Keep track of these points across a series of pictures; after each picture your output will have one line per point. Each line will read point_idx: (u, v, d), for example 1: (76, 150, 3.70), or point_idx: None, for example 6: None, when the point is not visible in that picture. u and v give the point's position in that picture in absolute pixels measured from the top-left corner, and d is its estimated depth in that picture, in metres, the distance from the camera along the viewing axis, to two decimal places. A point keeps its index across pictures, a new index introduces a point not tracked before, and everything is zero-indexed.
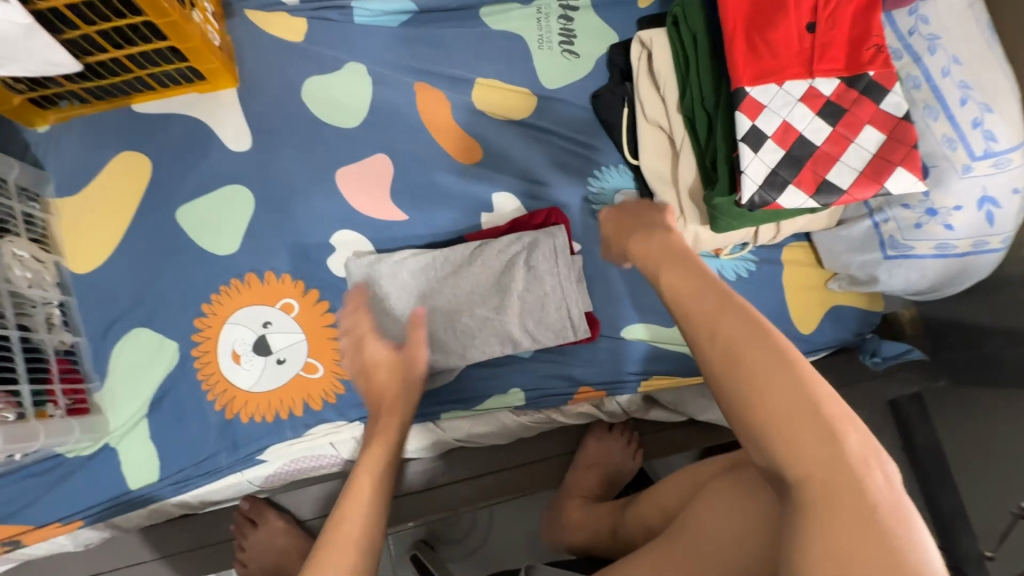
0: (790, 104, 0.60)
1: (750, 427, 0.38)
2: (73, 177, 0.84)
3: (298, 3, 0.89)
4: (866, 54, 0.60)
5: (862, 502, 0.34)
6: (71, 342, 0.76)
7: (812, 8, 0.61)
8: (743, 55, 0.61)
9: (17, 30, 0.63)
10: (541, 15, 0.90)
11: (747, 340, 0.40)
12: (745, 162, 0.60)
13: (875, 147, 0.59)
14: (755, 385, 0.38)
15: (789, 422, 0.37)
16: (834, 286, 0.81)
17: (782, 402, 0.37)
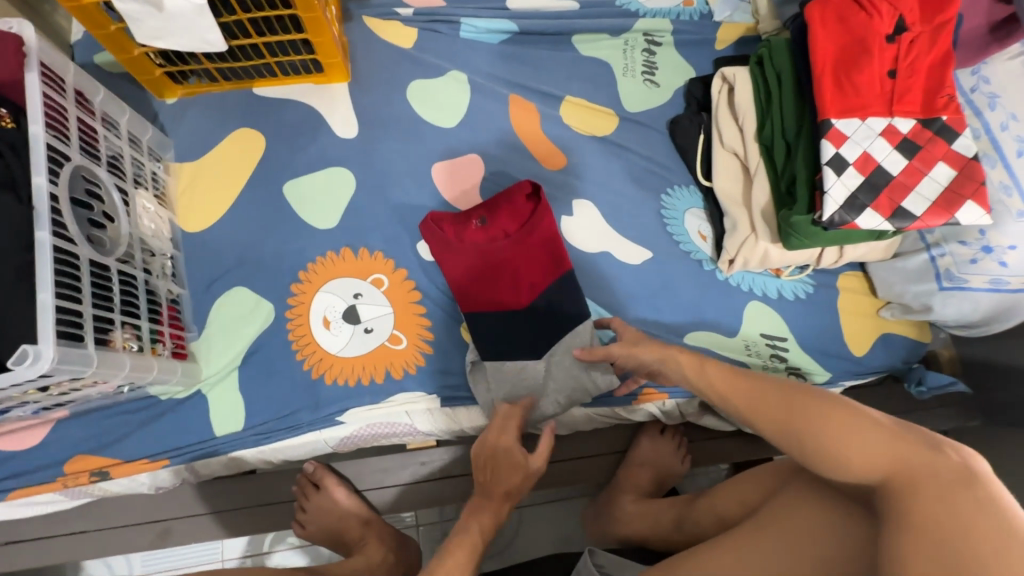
0: (871, 137, 0.67)
1: (822, 451, 0.52)
2: (192, 146, 0.91)
3: (411, 15, 0.99)
4: (939, 101, 0.68)
5: (946, 477, 0.45)
6: (177, 292, 0.82)
7: (893, 57, 0.69)
8: (832, 91, 0.69)
9: (189, 8, 0.71)
10: (627, 47, 1.00)
11: (795, 398, 0.56)
12: (829, 184, 0.67)
13: (947, 181, 0.66)
14: (815, 422, 0.53)
15: (854, 435, 0.50)
16: (886, 314, 0.87)
17: (851, 436, 0.51)
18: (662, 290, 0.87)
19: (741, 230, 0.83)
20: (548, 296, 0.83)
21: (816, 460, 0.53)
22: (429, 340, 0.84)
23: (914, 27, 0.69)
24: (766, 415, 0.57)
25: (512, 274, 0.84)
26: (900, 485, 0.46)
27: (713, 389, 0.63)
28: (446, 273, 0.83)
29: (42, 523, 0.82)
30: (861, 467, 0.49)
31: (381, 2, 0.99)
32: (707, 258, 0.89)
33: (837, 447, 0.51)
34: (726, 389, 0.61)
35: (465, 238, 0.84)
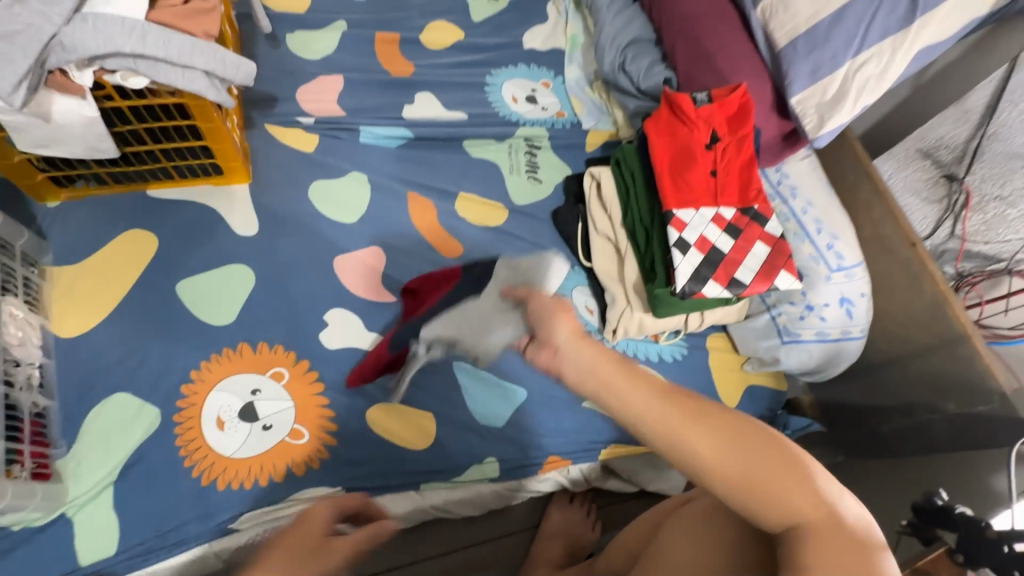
0: (705, 222, 0.83)
1: (761, 501, 0.48)
2: (74, 249, 0.89)
3: (312, 123, 1.07)
4: (751, 193, 0.86)
5: (852, 538, 0.47)
6: (44, 405, 0.76)
7: (713, 160, 0.87)
8: (671, 189, 0.84)
9: (81, 120, 0.73)
10: (511, 150, 1.14)
11: (752, 444, 0.49)
12: (677, 262, 0.81)
13: (765, 256, 0.82)
14: (783, 478, 0.48)
15: (798, 488, 0.48)
16: (748, 367, 0.99)
17: (793, 490, 0.48)
18: None
19: (618, 302, 0.94)
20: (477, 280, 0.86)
21: (750, 502, 0.48)
22: (333, 431, 0.83)
23: (726, 136, 0.87)
24: (732, 456, 0.48)
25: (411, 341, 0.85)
26: (817, 543, 0.47)
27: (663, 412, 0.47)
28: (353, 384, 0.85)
29: None
30: (796, 512, 0.48)
31: (283, 112, 1.07)
32: (595, 329, 0.99)
33: (773, 493, 0.48)
34: (681, 424, 0.47)
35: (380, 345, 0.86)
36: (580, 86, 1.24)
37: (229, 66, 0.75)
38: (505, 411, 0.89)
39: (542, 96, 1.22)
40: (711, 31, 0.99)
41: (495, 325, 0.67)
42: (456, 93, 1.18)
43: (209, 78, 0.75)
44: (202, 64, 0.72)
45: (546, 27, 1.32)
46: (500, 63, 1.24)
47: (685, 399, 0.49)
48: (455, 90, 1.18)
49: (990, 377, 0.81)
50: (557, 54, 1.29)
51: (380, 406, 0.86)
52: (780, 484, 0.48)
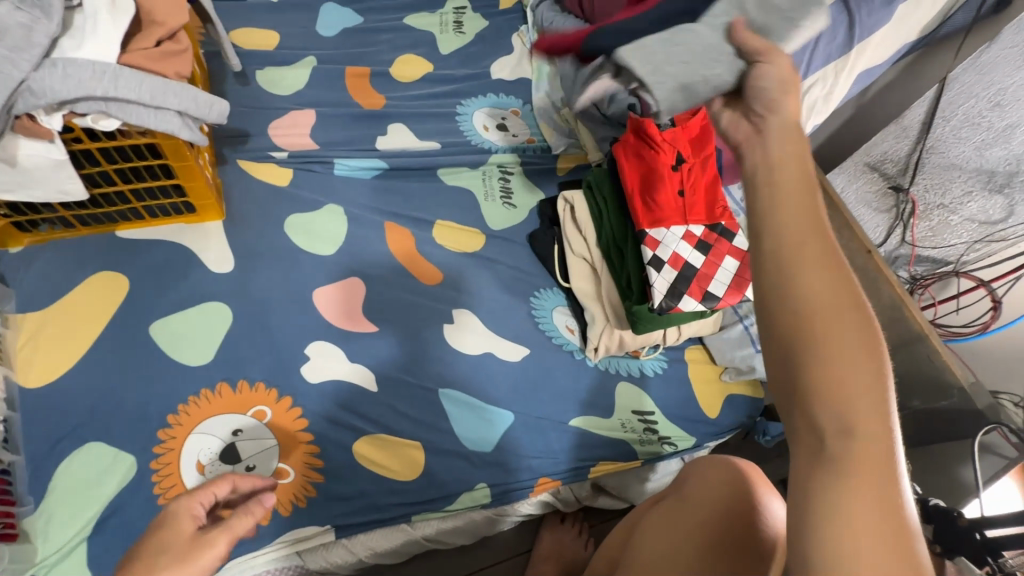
0: (676, 239, 0.87)
1: (833, 373, 0.40)
2: (38, 295, 0.86)
3: (285, 157, 1.07)
4: (718, 211, 0.91)
5: (885, 481, 0.39)
6: (8, 460, 0.73)
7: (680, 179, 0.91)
8: (645, 209, 0.89)
9: (48, 163, 0.72)
10: (485, 177, 1.17)
11: (857, 321, 0.41)
12: (653, 280, 0.85)
13: (734, 269, 0.87)
14: (862, 373, 0.40)
15: (871, 393, 0.40)
16: (726, 377, 1.02)
17: (869, 389, 0.40)
18: (543, 383, 0.95)
19: (598, 321, 0.97)
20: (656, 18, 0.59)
21: (823, 380, 0.40)
22: (318, 468, 0.81)
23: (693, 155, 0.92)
24: (833, 315, 0.41)
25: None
26: (847, 443, 0.40)
27: (803, 234, 0.43)
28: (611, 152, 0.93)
29: None
30: (857, 412, 0.39)
31: (255, 147, 1.07)
32: (577, 347, 1.00)
33: (847, 385, 0.40)
34: (804, 259, 0.42)
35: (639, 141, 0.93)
36: (548, 112, 1.28)
37: (202, 106, 0.76)
38: (493, 436, 0.89)
39: (512, 124, 1.26)
40: None
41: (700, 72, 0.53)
42: (427, 124, 1.20)
43: (183, 118, 0.75)
44: (176, 104, 0.73)
45: (512, 58, 1.37)
46: (469, 93, 1.28)
47: (836, 250, 0.43)
48: (426, 121, 1.21)
49: (946, 371, 0.87)
50: (524, 83, 1.34)
51: (366, 439, 0.84)
52: (861, 382, 0.40)
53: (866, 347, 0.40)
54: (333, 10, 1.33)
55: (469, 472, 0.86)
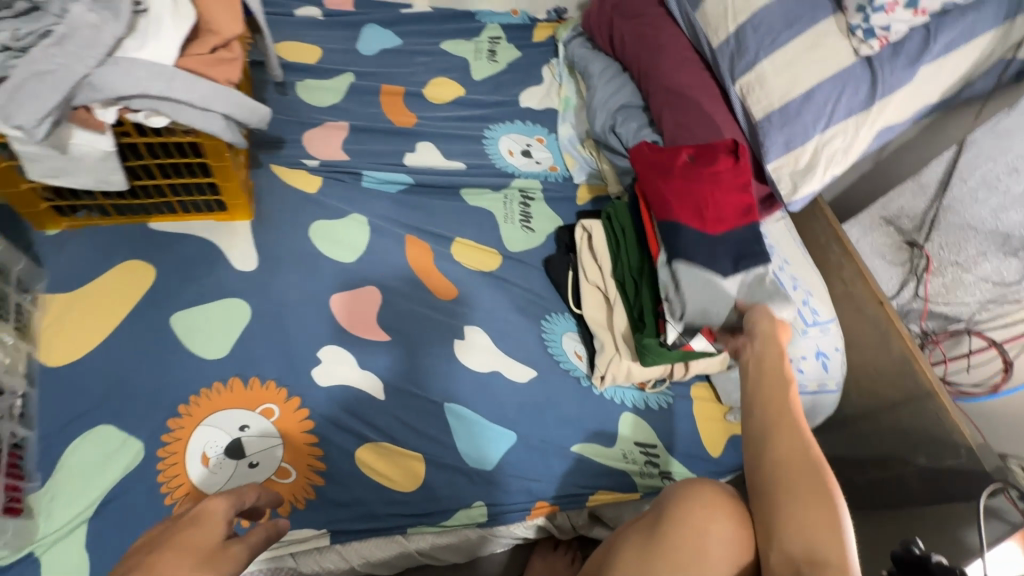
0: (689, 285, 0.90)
1: (789, 514, 0.60)
2: (70, 278, 0.89)
3: (317, 165, 1.11)
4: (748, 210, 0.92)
5: None
6: (22, 436, 0.75)
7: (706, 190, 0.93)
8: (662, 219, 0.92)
9: (97, 154, 0.75)
10: (507, 200, 1.20)
11: (809, 477, 0.61)
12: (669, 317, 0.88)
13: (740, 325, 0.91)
14: (799, 506, 0.60)
15: (827, 532, 0.58)
16: (731, 417, 1.02)
17: (816, 526, 0.58)
18: (547, 407, 0.95)
19: (607, 349, 0.97)
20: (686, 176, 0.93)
21: (781, 527, 0.60)
22: (320, 470, 0.82)
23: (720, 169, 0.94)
24: (791, 466, 0.63)
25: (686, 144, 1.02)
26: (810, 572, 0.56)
27: (780, 413, 0.67)
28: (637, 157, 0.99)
29: None
30: (823, 552, 0.56)
31: (289, 154, 1.11)
32: (583, 374, 1.01)
33: (815, 529, 0.58)
34: (784, 423, 0.66)
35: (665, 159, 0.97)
36: (572, 143, 1.31)
37: (245, 112, 0.79)
38: (492, 455, 0.89)
39: (536, 151, 1.30)
40: (696, 101, 1.07)
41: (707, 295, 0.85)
42: (454, 144, 1.24)
43: (224, 121, 0.78)
44: (224, 108, 0.76)
45: (541, 88, 1.41)
46: (497, 119, 1.32)
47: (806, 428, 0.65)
48: (454, 142, 1.25)
49: (955, 431, 0.86)
50: (551, 113, 1.38)
51: (369, 447, 0.85)
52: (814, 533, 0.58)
53: (809, 494, 0.60)
54: (374, 31, 1.40)
55: (467, 489, 0.86)
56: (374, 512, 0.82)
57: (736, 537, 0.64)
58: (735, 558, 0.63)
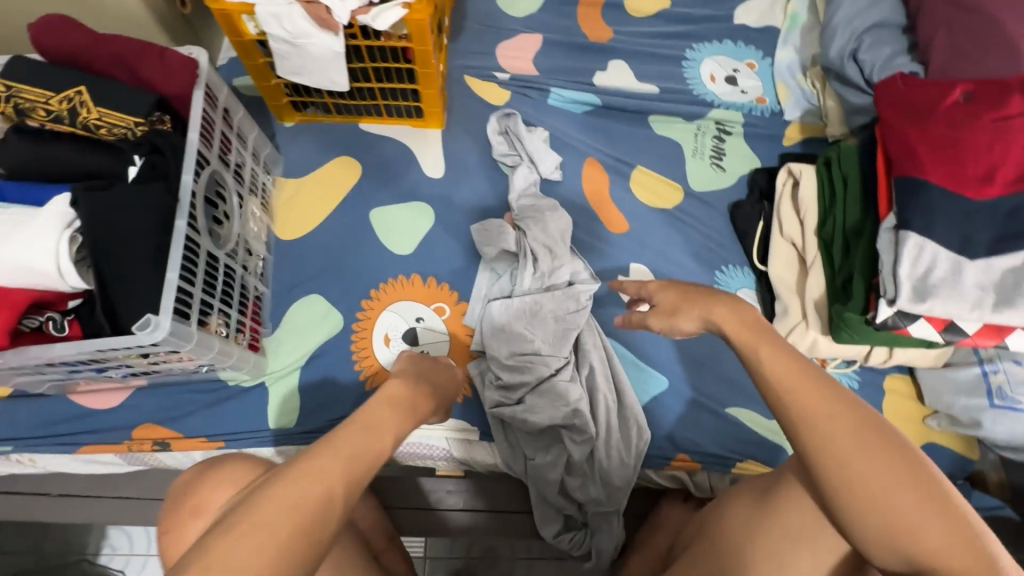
0: (914, 257, 0.68)
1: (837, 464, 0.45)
2: (297, 164, 1.01)
3: (507, 79, 1.10)
4: (1000, 176, 0.69)
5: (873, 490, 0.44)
6: (262, 291, 0.90)
7: (937, 142, 0.71)
8: (904, 176, 0.71)
9: (329, 54, 0.82)
10: (699, 132, 1.08)
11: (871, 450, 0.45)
12: (881, 314, 0.69)
13: (972, 330, 0.69)
14: (854, 462, 0.44)
15: (863, 472, 0.44)
16: (932, 423, 0.85)
17: (846, 465, 0.45)
18: (706, 361, 0.91)
19: (792, 316, 0.86)
20: (915, 124, 0.73)
21: (839, 471, 0.45)
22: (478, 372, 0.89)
23: (1012, 114, 0.70)
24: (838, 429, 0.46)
25: (929, 88, 0.75)
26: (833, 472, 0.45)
27: (823, 414, 0.47)
28: (878, 101, 0.78)
29: (97, 482, 0.88)
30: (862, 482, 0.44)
31: (482, 65, 1.11)
32: None
33: (842, 468, 0.45)
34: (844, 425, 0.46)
35: (911, 94, 0.76)
36: (791, 71, 1.11)
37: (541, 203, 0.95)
38: (629, 462, 0.83)
39: (744, 78, 1.13)
40: (998, 19, 0.83)
41: (915, 257, 0.68)
42: (650, 64, 1.13)
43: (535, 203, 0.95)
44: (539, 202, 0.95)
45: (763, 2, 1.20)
46: (704, 37, 1.17)
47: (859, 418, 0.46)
48: (651, 62, 1.14)
49: None
50: (771, 33, 1.17)
51: None
52: (885, 484, 0.43)
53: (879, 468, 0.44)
54: None
55: (615, 471, 0.82)
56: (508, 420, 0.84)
57: (830, 426, 0.46)
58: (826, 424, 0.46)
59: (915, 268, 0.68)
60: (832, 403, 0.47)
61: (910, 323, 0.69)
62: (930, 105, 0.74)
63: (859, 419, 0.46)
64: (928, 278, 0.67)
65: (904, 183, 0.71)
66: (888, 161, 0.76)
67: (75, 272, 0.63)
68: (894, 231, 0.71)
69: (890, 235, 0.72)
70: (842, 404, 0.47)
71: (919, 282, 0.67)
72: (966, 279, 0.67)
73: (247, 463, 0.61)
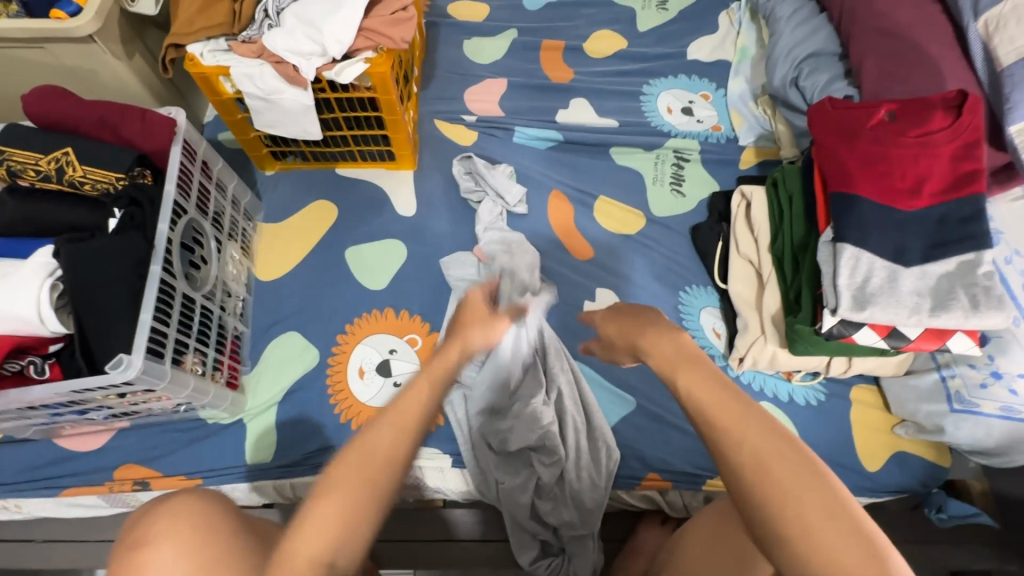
0: (851, 267, 0.71)
1: (764, 488, 0.48)
2: (277, 209, 1.07)
3: (474, 121, 1.17)
4: (927, 188, 0.73)
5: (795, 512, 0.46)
6: (241, 331, 0.94)
7: (866, 159, 0.75)
8: (838, 191, 0.75)
9: (299, 108, 0.89)
10: (658, 160, 1.13)
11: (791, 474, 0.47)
12: (826, 324, 0.72)
13: (916, 334, 0.71)
14: (775, 486, 0.47)
15: (785, 495, 0.47)
16: (900, 431, 0.86)
17: (770, 487, 0.47)
18: None
19: (751, 330, 0.88)
20: (845, 143, 0.77)
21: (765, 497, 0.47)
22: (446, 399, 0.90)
23: (933, 130, 0.75)
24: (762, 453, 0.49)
25: (857, 110, 0.80)
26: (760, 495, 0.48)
27: (748, 440, 0.49)
28: (812, 126, 0.82)
29: (80, 525, 0.89)
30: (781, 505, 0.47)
31: (451, 109, 1.18)
32: (719, 353, 0.94)
33: (767, 492, 0.47)
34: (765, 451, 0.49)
35: (842, 117, 0.80)
36: (743, 99, 1.17)
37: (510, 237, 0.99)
38: (601, 482, 0.84)
39: (699, 108, 1.19)
40: (922, 44, 0.89)
41: (852, 267, 0.71)
42: (610, 100, 1.20)
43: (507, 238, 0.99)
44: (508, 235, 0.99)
45: (714, 38, 1.27)
46: (659, 72, 1.24)
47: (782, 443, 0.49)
48: (610, 98, 1.20)
49: None
50: (722, 66, 1.24)
51: None
52: (801, 505, 0.46)
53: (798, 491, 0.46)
54: None
55: (587, 494, 0.83)
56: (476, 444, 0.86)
57: (756, 449, 0.49)
58: (753, 451, 0.49)
59: (853, 278, 0.70)
60: (752, 424, 0.50)
61: (852, 332, 0.72)
62: (860, 125, 0.78)
63: (770, 442, 0.49)
64: (866, 288, 0.70)
65: (838, 199, 0.75)
66: (825, 179, 0.80)
67: (55, 317, 0.67)
68: (832, 244, 0.74)
69: (829, 248, 0.75)
70: (755, 426, 0.50)
71: (857, 292, 0.70)
72: (902, 286, 0.70)
73: (200, 498, 0.58)
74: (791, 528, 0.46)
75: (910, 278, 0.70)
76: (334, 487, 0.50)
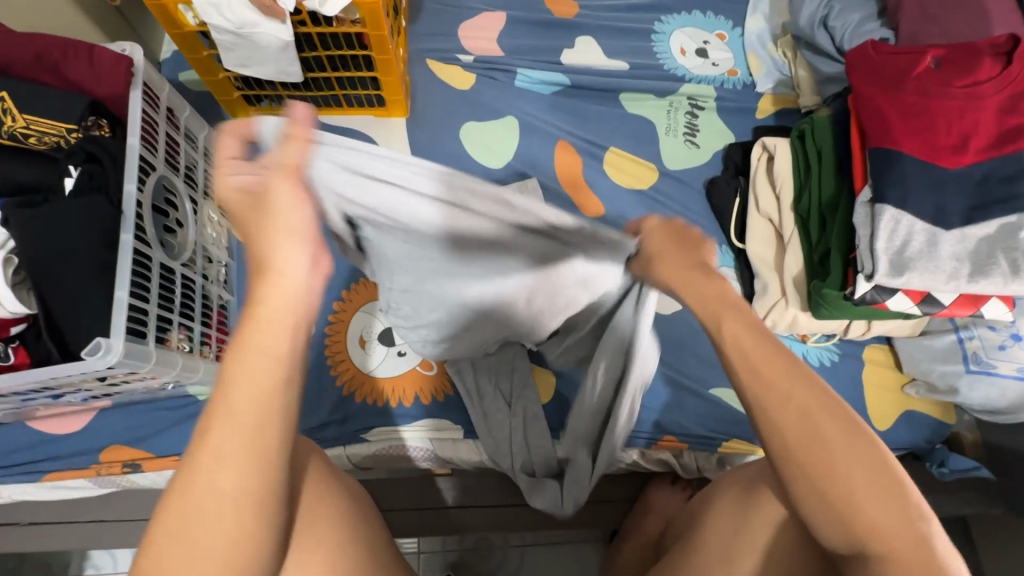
0: (890, 232, 0.67)
1: (817, 456, 0.44)
2: None
3: (471, 61, 1.05)
4: (972, 143, 0.69)
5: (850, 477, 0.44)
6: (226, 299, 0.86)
7: (910, 112, 0.70)
8: (879, 147, 0.70)
9: (278, 45, 0.77)
10: (671, 108, 1.05)
11: (843, 437, 0.44)
12: (860, 290, 0.69)
13: (951, 300, 0.69)
14: (831, 454, 0.44)
15: (844, 463, 0.43)
16: (911, 391, 0.86)
17: (825, 454, 0.44)
18: (687, 342, 0.90)
19: (771, 293, 0.85)
20: (888, 93, 0.71)
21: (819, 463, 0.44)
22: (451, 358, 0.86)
23: (981, 80, 0.70)
24: (816, 415, 0.44)
25: (901, 57, 0.73)
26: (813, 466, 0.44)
27: (803, 397, 0.45)
28: (851, 75, 0.75)
29: (67, 507, 0.84)
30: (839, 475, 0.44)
31: (444, 47, 1.06)
32: None
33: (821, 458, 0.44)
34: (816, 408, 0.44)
35: (885, 65, 0.73)
36: (761, 40, 1.08)
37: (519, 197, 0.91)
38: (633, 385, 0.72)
39: (714, 50, 1.10)
40: None
41: (892, 231, 0.67)
42: (618, 39, 1.10)
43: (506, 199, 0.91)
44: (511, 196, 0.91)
45: None
46: (672, 8, 1.13)
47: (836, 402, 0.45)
48: (619, 37, 1.10)
49: None
50: (740, 2, 1.14)
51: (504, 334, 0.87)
52: (850, 472, 0.43)
53: (855, 455, 0.44)
54: None
55: (622, 421, 0.72)
56: (488, 414, 0.83)
57: (809, 411, 0.44)
58: (810, 413, 0.44)
59: (893, 243, 0.67)
60: (801, 378, 0.45)
61: (886, 299, 0.69)
62: (905, 74, 0.72)
63: (821, 399, 0.45)
64: (905, 253, 0.67)
65: (878, 155, 0.70)
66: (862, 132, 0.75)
67: (12, 296, 0.60)
68: (870, 205, 0.70)
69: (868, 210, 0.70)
70: (802, 384, 0.45)
71: (896, 258, 0.67)
72: (942, 251, 0.67)
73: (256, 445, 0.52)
74: (839, 499, 0.44)
75: (952, 241, 0.67)
76: (167, 535, 0.35)
